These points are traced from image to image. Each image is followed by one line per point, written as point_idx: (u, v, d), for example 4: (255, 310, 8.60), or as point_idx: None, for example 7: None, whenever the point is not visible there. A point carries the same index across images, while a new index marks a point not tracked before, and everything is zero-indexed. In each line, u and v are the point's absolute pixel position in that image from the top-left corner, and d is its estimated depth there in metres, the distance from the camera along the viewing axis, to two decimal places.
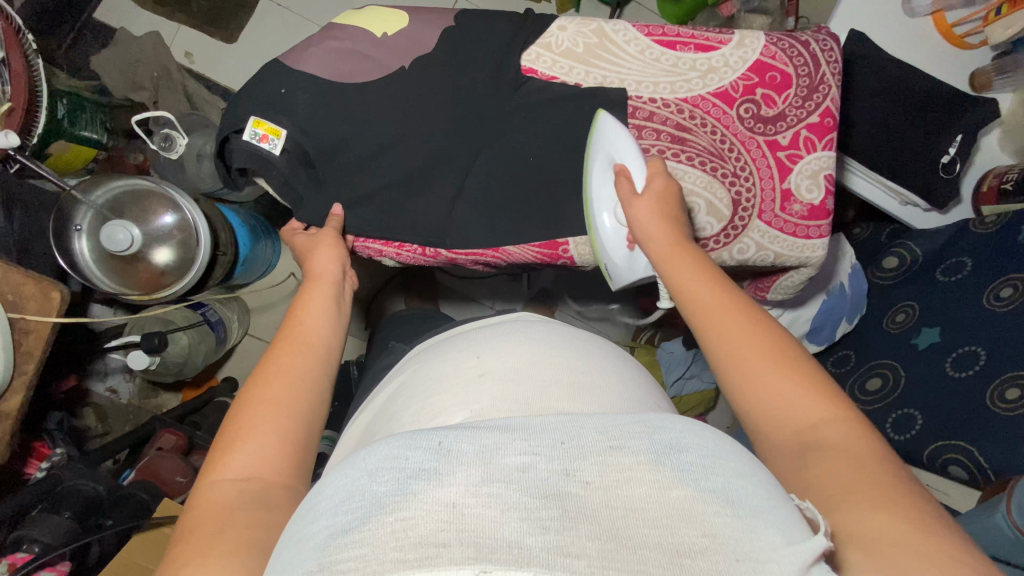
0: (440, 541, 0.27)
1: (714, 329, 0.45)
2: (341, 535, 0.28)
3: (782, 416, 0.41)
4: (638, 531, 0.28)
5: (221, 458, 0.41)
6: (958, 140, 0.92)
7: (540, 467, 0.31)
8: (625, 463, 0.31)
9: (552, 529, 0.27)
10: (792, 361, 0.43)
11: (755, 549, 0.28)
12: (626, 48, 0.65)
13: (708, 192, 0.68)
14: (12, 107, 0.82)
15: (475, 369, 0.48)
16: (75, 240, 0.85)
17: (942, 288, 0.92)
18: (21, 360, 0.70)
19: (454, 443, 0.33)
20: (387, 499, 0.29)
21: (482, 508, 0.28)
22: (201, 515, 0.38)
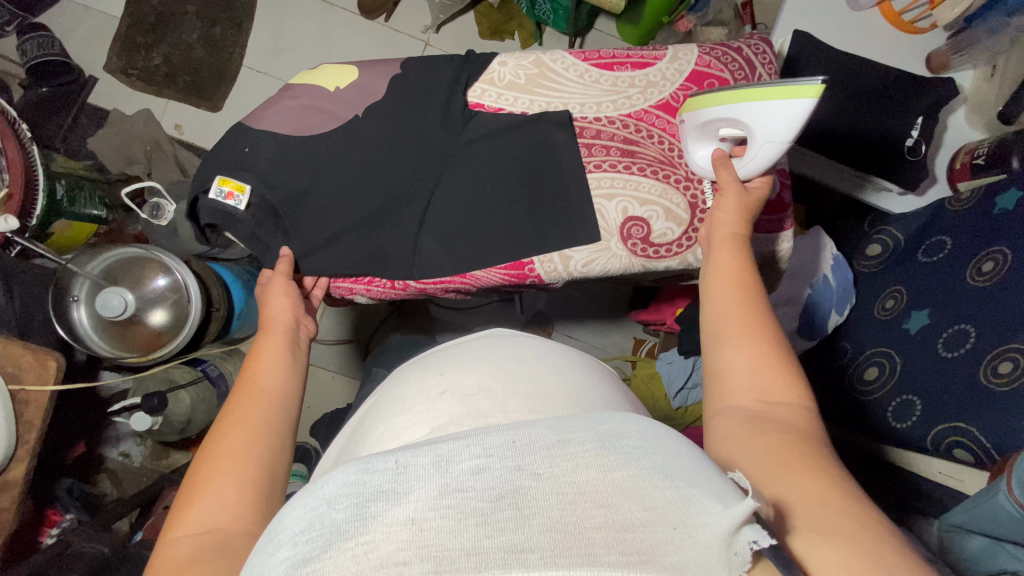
0: (401, 559, 0.27)
1: (716, 303, 0.53)
2: (302, 566, 0.28)
3: (749, 384, 0.48)
4: (586, 514, 0.29)
5: (184, 511, 0.42)
6: (919, 123, 0.93)
7: (494, 467, 0.31)
8: (574, 452, 0.32)
9: (508, 529, 0.28)
10: (776, 345, 0.49)
11: (696, 520, 0.30)
12: (565, 74, 0.69)
13: (663, 200, 0.67)
14: (11, 194, 0.89)
15: (437, 387, 0.49)
16: (74, 309, 0.90)
17: (926, 269, 0.91)
18: (23, 430, 0.73)
19: (411, 458, 0.33)
20: (345, 525, 0.29)
21: (439, 520, 0.28)
22: (165, 571, 0.39)
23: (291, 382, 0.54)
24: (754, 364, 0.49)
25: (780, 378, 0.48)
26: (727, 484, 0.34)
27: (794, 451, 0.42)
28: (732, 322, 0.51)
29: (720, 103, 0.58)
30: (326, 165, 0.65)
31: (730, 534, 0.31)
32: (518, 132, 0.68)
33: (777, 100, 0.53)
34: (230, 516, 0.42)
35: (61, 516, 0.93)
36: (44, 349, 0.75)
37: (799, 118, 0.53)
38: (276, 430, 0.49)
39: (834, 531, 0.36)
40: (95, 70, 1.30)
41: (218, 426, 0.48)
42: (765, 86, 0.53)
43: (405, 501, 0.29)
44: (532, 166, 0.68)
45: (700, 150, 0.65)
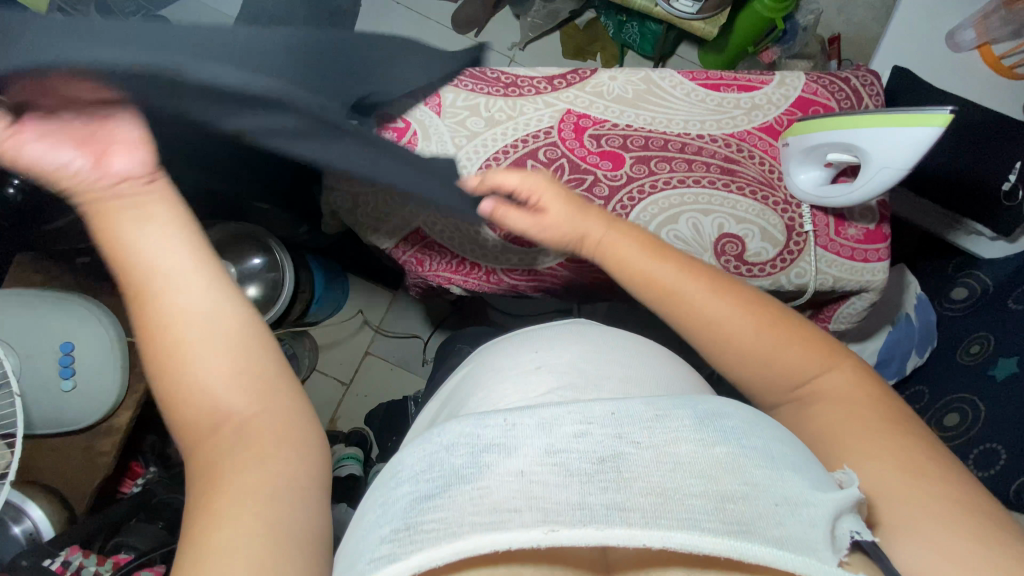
0: (512, 506, 0.31)
1: (727, 323, 0.51)
2: (424, 501, 0.33)
3: (784, 378, 0.50)
4: (686, 484, 0.32)
5: (186, 425, 0.38)
6: (1018, 167, 0.90)
7: (594, 432, 0.35)
8: (671, 427, 0.36)
9: (611, 488, 0.32)
10: (783, 327, 0.51)
11: (787, 498, 0.33)
12: (672, 92, 0.72)
13: (761, 220, 0.69)
14: None
15: (532, 362, 0.51)
16: None
17: (1017, 317, 0.89)
18: (134, 379, 0.79)
19: (517, 419, 0.37)
20: (461, 471, 0.34)
21: (548, 474, 0.33)
22: (200, 484, 0.37)
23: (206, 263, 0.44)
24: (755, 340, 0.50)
25: (805, 353, 0.50)
26: (828, 477, 0.37)
27: (886, 433, 0.44)
28: (732, 329, 0.50)
29: (855, 129, 0.57)
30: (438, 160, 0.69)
31: (834, 518, 0.33)
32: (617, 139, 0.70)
33: (895, 128, 0.54)
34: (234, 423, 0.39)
35: (143, 469, 0.99)
36: None
37: (921, 147, 0.54)
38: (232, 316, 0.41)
39: (942, 538, 0.38)
40: None
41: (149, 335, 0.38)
42: (883, 113, 0.55)
43: (515, 455, 0.34)
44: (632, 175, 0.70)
45: (804, 171, 0.66)
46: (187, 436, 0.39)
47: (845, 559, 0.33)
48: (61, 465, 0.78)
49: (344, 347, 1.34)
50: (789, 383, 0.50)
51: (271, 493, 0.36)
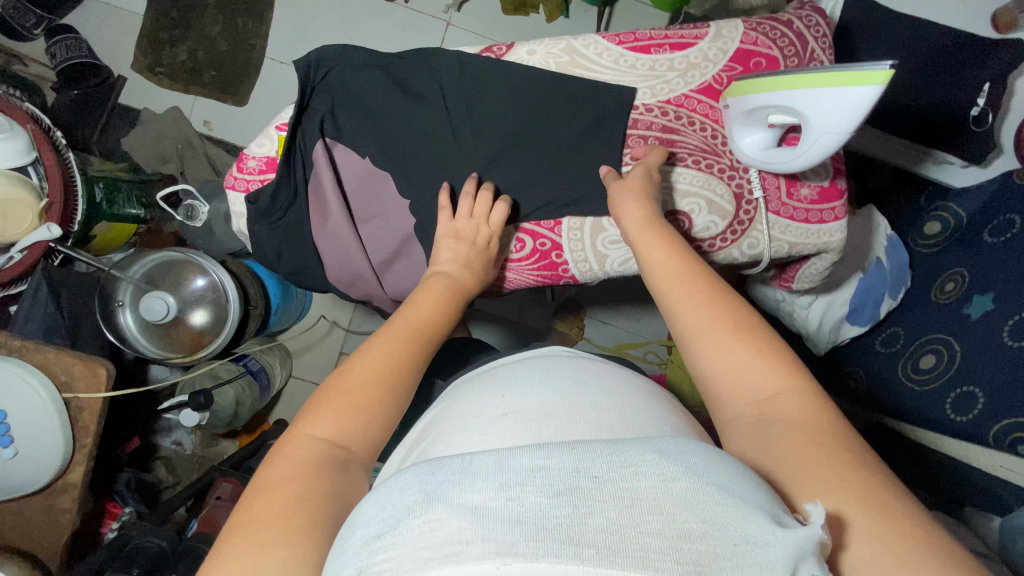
0: (463, 537, 0.28)
1: (680, 315, 0.50)
2: (376, 542, 0.30)
3: (744, 390, 0.46)
4: (642, 521, 0.28)
5: (316, 413, 0.46)
6: (985, 90, 0.84)
7: (553, 466, 0.31)
8: (633, 458, 0.31)
9: (565, 522, 0.28)
10: (749, 331, 0.48)
11: (750, 535, 0.28)
12: (599, 60, 0.65)
13: (706, 190, 0.65)
14: (51, 202, 0.89)
15: (500, 409, 0.48)
16: (120, 314, 0.93)
17: (991, 251, 0.85)
18: (80, 434, 0.76)
19: (474, 455, 0.33)
20: (412, 507, 0.30)
21: (500, 509, 0.28)
22: (294, 461, 0.43)
23: (400, 376, 0.50)
24: (731, 351, 0.47)
25: (774, 370, 0.46)
26: (788, 514, 0.32)
27: (815, 447, 0.41)
28: (689, 318, 0.50)
29: (807, 89, 0.50)
30: (361, 173, 0.65)
31: (795, 558, 0.29)
32: (540, 113, 0.64)
33: (835, 86, 0.48)
34: (261, 555, 0.37)
35: (121, 510, 0.95)
36: (93, 357, 0.76)
37: (864, 108, 0.48)
38: (370, 444, 0.47)
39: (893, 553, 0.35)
40: (123, 70, 1.31)
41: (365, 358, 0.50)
42: (826, 70, 0.49)
43: (469, 490, 0.30)
44: (571, 165, 0.65)
45: (745, 130, 0.60)
46: (321, 413, 0.46)
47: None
48: (22, 527, 0.75)
49: (316, 351, 1.31)
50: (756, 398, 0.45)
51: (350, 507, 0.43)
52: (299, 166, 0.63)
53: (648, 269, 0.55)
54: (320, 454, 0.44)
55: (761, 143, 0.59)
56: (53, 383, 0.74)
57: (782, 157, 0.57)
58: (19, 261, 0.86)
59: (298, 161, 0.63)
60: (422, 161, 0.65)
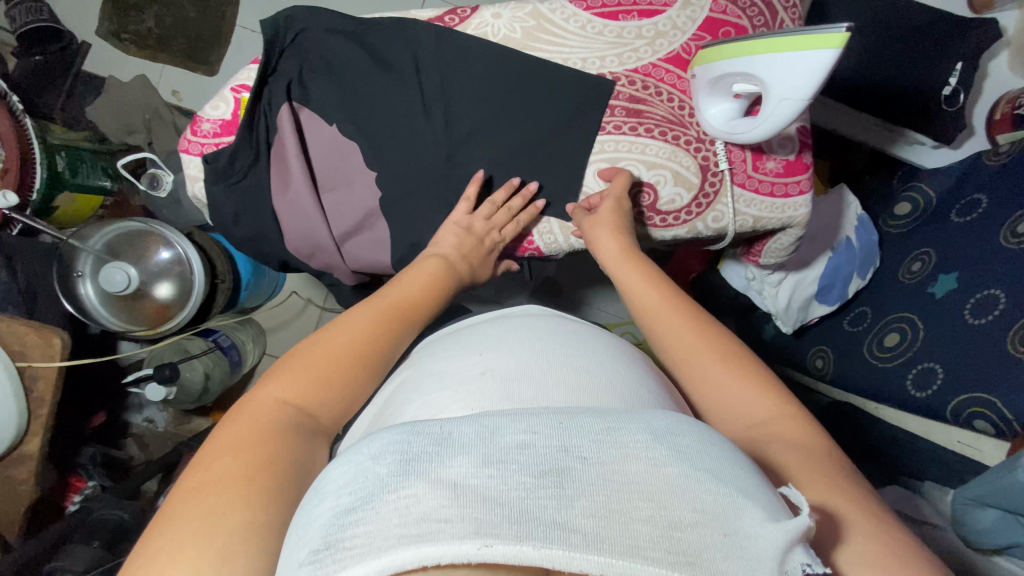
0: (442, 515, 0.26)
1: (669, 340, 0.52)
2: (345, 516, 0.28)
3: (734, 414, 0.47)
4: (632, 505, 0.26)
5: (281, 378, 0.46)
6: (958, 69, 0.84)
7: (540, 444, 0.29)
8: (623, 440, 0.30)
9: (551, 505, 0.26)
10: (735, 359, 0.50)
11: (748, 528, 0.27)
12: (566, 26, 0.63)
13: (672, 163, 0.64)
14: (7, 168, 0.89)
15: (475, 367, 0.47)
16: (80, 285, 0.91)
17: (956, 230, 0.86)
18: (36, 405, 0.74)
19: (455, 427, 0.31)
20: (386, 480, 0.28)
21: (481, 487, 0.27)
22: (252, 420, 0.42)
23: (376, 349, 0.50)
24: (722, 378, 0.49)
25: (761, 392, 0.47)
26: (776, 498, 0.30)
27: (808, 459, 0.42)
28: (678, 344, 0.52)
29: (769, 53, 0.50)
30: (321, 140, 0.63)
31: (783, 552, 0.27)
32: (505, 81, 0.63)
33: (792, 52, 0.48)
34: (217, 516, 0.36)
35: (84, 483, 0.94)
36: (48, 326, 0.75)
37: (822, 73, 0.48)
38: (336, 414, 0.47)
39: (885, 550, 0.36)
40: (87, 35, 1.27)
41: (345, 326, 0.50)
42: (788, 36, 0.48)
43: (450, 464, 0.28)
44: (537, 136, 0.64)
45: (710, 99, 0.59)
46: (294, 374, 0.46)
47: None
48: None
49: (289, 329, 1.29)
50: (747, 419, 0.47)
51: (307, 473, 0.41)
52: (262, 128, 0.61)
53: (633, 293, 0.57)
54: (286, 419, 0.43)
55: (725, 111, 0.58)
56: (6, 353, 0.73)
57: (742, 129, 0.57)
58: None
59: (261, 124, 0.61)
60: (382, 127, 0.63)
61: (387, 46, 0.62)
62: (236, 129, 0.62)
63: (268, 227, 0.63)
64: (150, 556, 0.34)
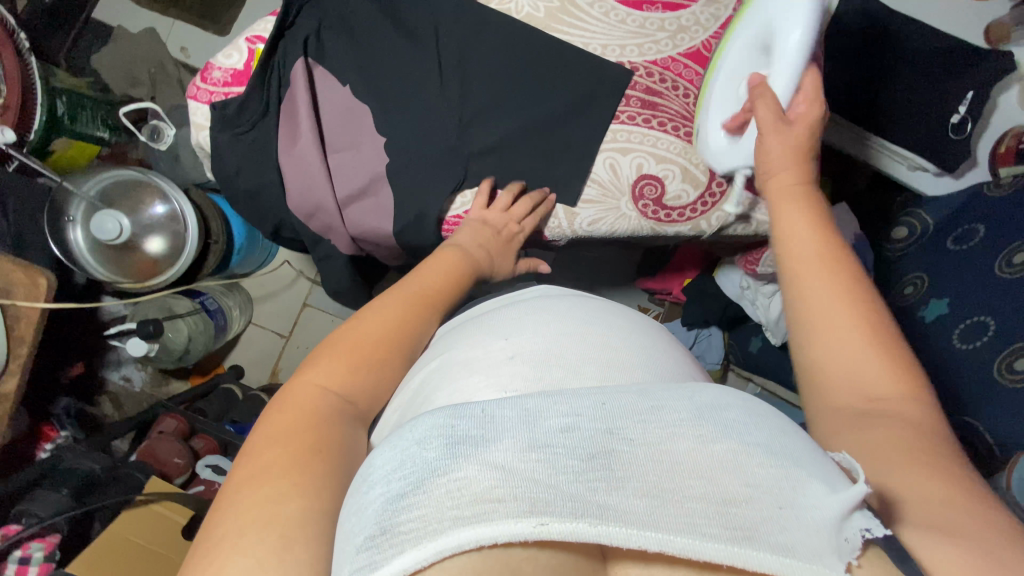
0: (495, 496, 0.27)
1: (809, 285, 0.47)
2: (397, 500, 0.29)
3: (850, 381, 0.43)
4: (682, 484, 0.29)
5: (312, 368, 0.45)
6: (968, 97, 0.85)
7: (581, 427, 0.31)
8: (669, 420, 0.32)
9: (602, 485, 0.28)
10: (878, 325, 0.44)
11: (804, 496, 0.28)
12: (590, 11, 0.63)
13: (682, 158, 0.64)
14: (7, 104, 0.86)
15: (505, 351, 0.47)
16: (69, 230, 0.89)
17: (954, 257, 0.87)
18: (15, 344, 0.72)
19: (496, 411, 0.33)
20: (435, 465, 0.29)
21: (529, 469, 0.29)
22: (296, 408, 0.41)
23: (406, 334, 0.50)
24: (853, 341, 0.43)
25: (888, 367, 0.42)
26: (836, 469, 0.31)
27: (904, 442, 0.37)
28: (819, 289, 0.46)
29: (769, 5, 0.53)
30: (335, 101, 0.62)
31: (841, 520, 0.28)
32: (526, 62, 0.63)
33: None
34: (278, 496, 0.35)
35: (57, 433, 0.90)
36: (35, 267, 0.74)
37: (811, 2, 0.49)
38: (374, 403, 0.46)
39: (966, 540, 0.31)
40: None
41: (370, 317, 0.49)
42: None
43: (496, 447, 0.30)
44: (553, 118, 0.64)
45: (712, 137, 0.60)
46: (325, 363, 0.45)
47: (855, 563, 0.28)
48: None
49: (277, 300, 1.26)
50: (869, 390, 0.42)
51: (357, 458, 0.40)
52: (275, 80, 0.60)
53: (785, 229, 0.51)
54: (330, 407, 0.43)
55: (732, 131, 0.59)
56: None
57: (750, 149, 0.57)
58: None
59: (274, 77, 0.60)
60: (398, 94, 0.62)
61: (412, 14, 0.62)
62: (247, 80, 0.61)
63: (271, 182, 0.62)
64: (216, 544, 0.33)
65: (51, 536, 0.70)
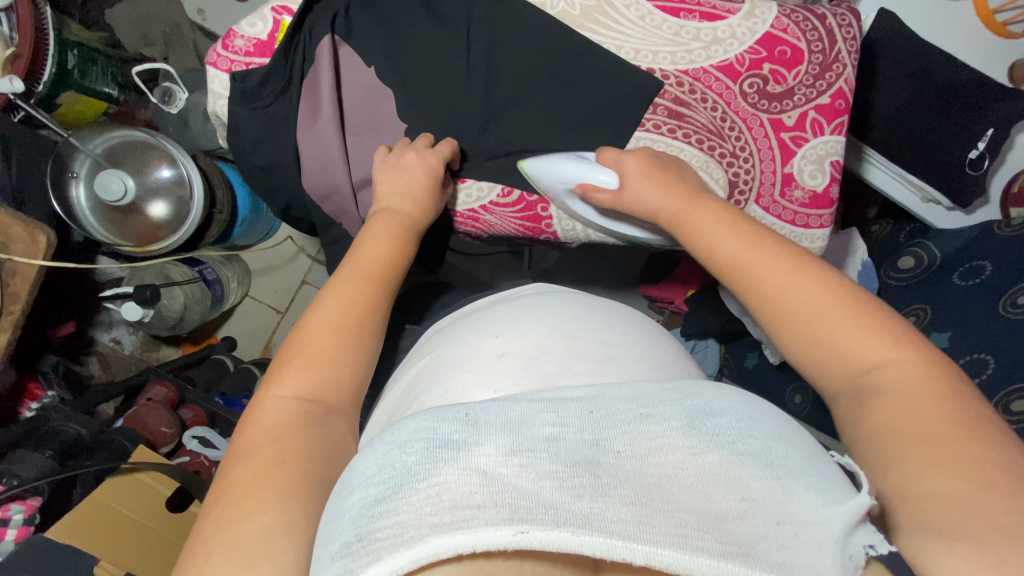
0: (475, 503, 0.27)
1: (764, 290, 0.45)
2: (375, 505, 0.29)
3: (842, 359, 0.41)
4: (674, 498, 0.28)
5: (277, 377, 0.45)
6: (988, 134, 0.84)
7: (568, 437, 0.30)
8: (656, 431, 0.31)
9: (588, 494, 0.27)
10: (855, 302, 0.42)
11: (798, 510, 0.28)
12: (626, 13, 0.62)
13: (703, 172, 0.64)
14: (19, 54, 0.85)
15: (494, 349, 0.46)
16: (72, 188, 0.87)
17: (958, 291, 0.87)
18: (9, 301, 0.71)
19: (482, 413, 0.32)
20: (416, 468, 0.29)
21: (511, 476, 0.28)
22: (262, 424, 0.42)
23: (366, 322, 0.49)
24: (839, 321, 0.42)
25: (871, 333, 0.41)
26: (841, 478, 0.31)
27: (921, 431, 0.35)
28: (773, 287, 0.45)
29: None
30: (358, 81, 0.61)
31: (845, 535, 0.28)
32: (556, 59, 0.62)
33: None
34: (245, 516, 0.36)
35: (44, 393, 0.87)
36: (35, 223, 0.73)
37: None
38: (345, 394, 0.45)
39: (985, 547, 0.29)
40: None
41: (312, 314, 0.48)
42: None
43: (477, 453, 0.29)
44: (577, 120, 0.63)
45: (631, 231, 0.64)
46: (284, 371, 0.45)
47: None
48: None
49: (276, 274, 1.25)
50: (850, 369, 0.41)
51: (328, 461, 0.41)
52: (299, 57, 0.59)
53: (714, 243, 0.49)
54: (294, 412, 0.43)
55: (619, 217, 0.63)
56: None
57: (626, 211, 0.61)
58: None
59: (299, 52, 0.59)
60: (422, 80, 0.61)
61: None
62: (271, 52, 0.59)
63: (287, 158, 0.60)
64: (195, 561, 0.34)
65: (32, 500, 0.69)
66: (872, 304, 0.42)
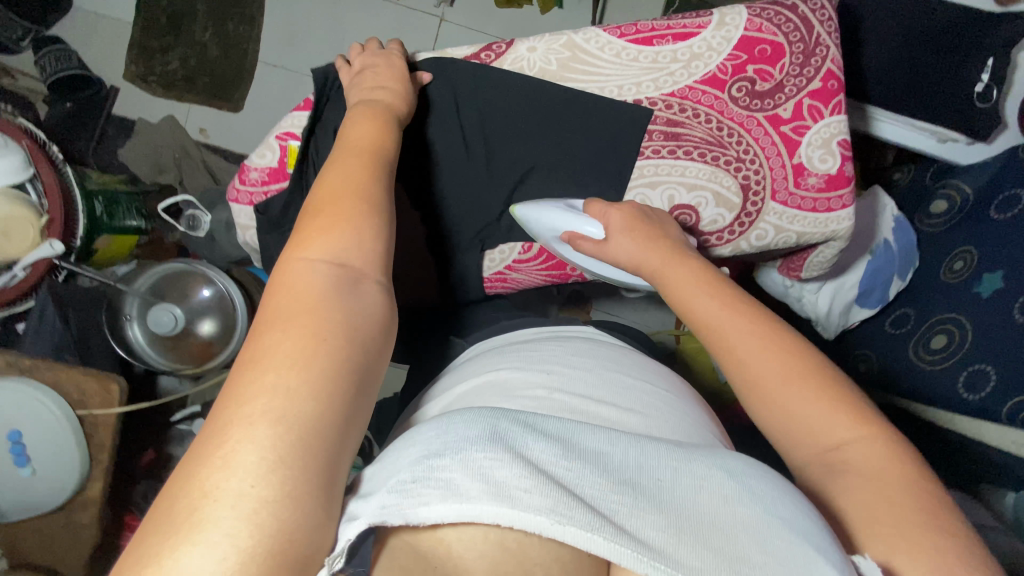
0: (521, 484, 0.29)
1: (730, 350, 0.45)
2: (431, 459, 0.31)
3: (807, 435, 0.41)
4: (701, 529, 0.29)
5: (304, 238, 0.37)
6: (989, 65, 0.83)
7: (615, 454, 0.32)
8: (697, 472, 0.32)
9: (621, 505, 0.29)
10: (813, 375, 0.42)
11: None
12: (602, 55, 0.63)
13: (713, 184, 0.67)
14: (52, 219, 0.89)
15: (544, 377, 0.48)
16: (128, 328, 0.93)
17: (999, 226, 0.85)
18: (96, 451, 0.78)
19: (541, 420, 0.34)
20: (473, 438, 0.31)
21: (559, 473, 0.30)
22: (290, 291, 0.34)
23: (380, 194, 0.42)
24: (806, 394, 0.42)
25: (835, 409, 0.41)
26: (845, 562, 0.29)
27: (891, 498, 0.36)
28: (741, 347, 0.44)
29: None
30: None
31: None
32: (549, 112, 0.64)
33: None
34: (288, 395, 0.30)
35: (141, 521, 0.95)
36: (105, 374, 0.78)
37: None
38: (375, 256, 0.38)
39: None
40: (115, 79, 1.30)
41: (328, 181, 0.41)
42: None
43: (536, 445, 0.31)
44: (584, 160, 0.67)
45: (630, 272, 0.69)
46: (308, 234, 0.37)
47: None
48: (45, 542, 0.77)
49: None
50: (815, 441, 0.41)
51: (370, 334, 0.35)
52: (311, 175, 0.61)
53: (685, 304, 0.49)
54: (326, 277, 0.36)
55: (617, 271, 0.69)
56: (67, 402, 0.76)
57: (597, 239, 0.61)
58: (22, 280, 0.86)
59: (311, 170, 0.61)
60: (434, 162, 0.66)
61: None
62: (283, 176, 0.63)
63: None
64: (217, 430, 0.29)
65: None
66: (837, 379, 0.43)
